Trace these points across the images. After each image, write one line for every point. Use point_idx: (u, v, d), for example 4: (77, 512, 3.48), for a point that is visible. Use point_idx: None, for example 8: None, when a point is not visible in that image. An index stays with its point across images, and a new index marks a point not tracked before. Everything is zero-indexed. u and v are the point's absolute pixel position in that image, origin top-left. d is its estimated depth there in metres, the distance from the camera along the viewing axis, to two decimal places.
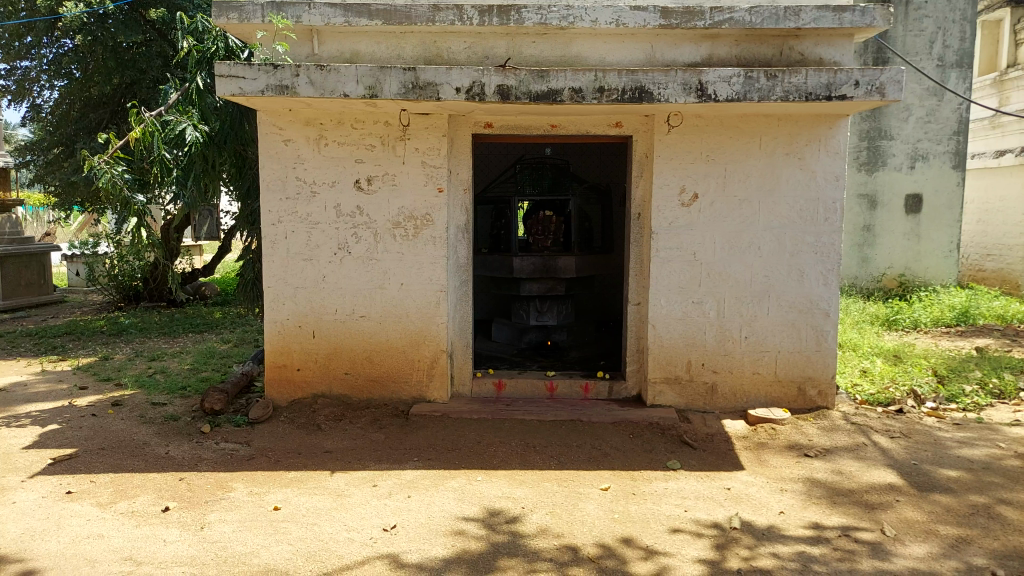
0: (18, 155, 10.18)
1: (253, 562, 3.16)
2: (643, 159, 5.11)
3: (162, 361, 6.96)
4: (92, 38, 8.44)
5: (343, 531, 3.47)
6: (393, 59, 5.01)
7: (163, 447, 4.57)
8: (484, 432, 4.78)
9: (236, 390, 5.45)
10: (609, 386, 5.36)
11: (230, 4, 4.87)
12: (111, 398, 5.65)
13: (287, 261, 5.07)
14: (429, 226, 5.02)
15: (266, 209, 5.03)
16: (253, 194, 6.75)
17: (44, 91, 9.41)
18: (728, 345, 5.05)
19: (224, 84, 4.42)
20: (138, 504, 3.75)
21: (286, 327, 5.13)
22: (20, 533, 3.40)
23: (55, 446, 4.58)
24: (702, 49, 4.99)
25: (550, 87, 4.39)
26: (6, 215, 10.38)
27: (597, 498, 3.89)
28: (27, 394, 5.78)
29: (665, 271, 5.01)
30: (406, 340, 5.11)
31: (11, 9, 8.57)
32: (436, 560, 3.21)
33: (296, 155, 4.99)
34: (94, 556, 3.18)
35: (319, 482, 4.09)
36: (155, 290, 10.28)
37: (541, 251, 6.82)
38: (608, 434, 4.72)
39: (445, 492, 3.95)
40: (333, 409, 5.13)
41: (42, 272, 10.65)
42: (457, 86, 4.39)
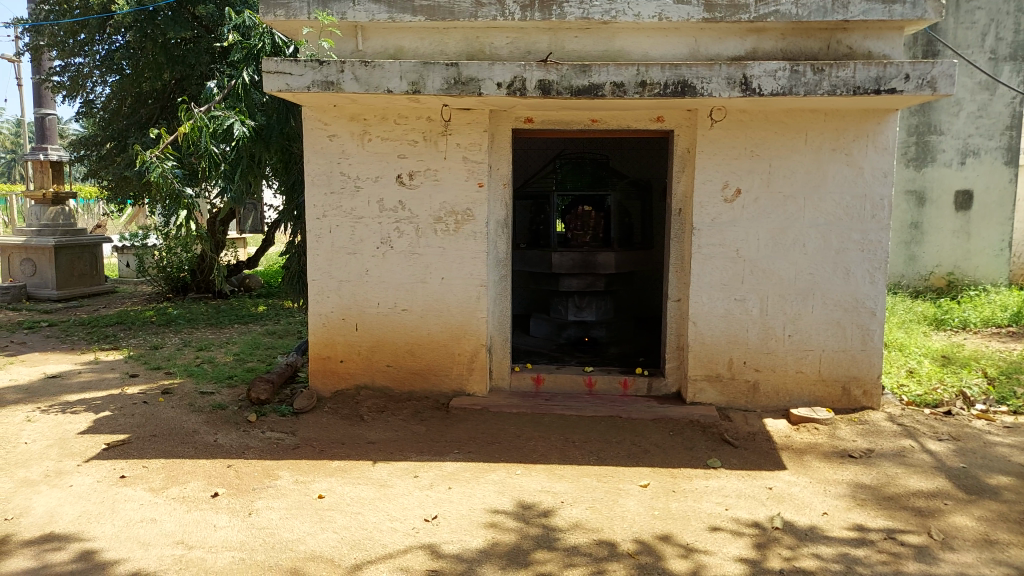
0: (72, 150, 10.51)
1: (299, 549, 3.23)
2: (686, 154, 5.07)
3: (209, 351, 7.15)
4: (142, 34, 8.64)
5: (386, 521, 3.53)
6: (435, 55, 5.04)
7: (211, 435, 4.70)
8: (523, 427, 4.81)
9: (281, 380, 5.57)
10: (648, 382, 5.33)
11: (278, 1, 4.97)
12: (161, 387, 5.82)
13: (331, 255, 5.15)
14: (469, 221, 5.05)
15: (311, 203, 5.12)
16: (298, 188, 6.88)
17: (96, 87, 9.72)
18: (771, 343, 4.98)
19: (272, 81, 4.49)
20: (188, 490, 3.86)
21: (330, 320, 5.21)
22: (77, 515, 3.53)
23: (108, 432, 4.74)
24: (747, 43, 4.92)
25: (592, 82, 4.37)
26: (60, 208, 10.77)
27: (637, 494, 3.88)
28: (81, 382, 5.98)
29: (708, 268, 4.96)
30: (447, 333, 5.16)
31: (66, 8, 8.99)
32: (474, 551, 3.24)
33: (340, 151, 5.06)
34: (147, 540, 3.29)
35: (362, 472, 4.16)
36: (202, 282, 10.52)
37: (580, 246, 6.81)
38: (648, 431, 4.70)
39: (485, 484, 3.98)
40: (375, 401, 5.21)
41: (95, 263, 10.98)
42: (499, 81, 4.41)
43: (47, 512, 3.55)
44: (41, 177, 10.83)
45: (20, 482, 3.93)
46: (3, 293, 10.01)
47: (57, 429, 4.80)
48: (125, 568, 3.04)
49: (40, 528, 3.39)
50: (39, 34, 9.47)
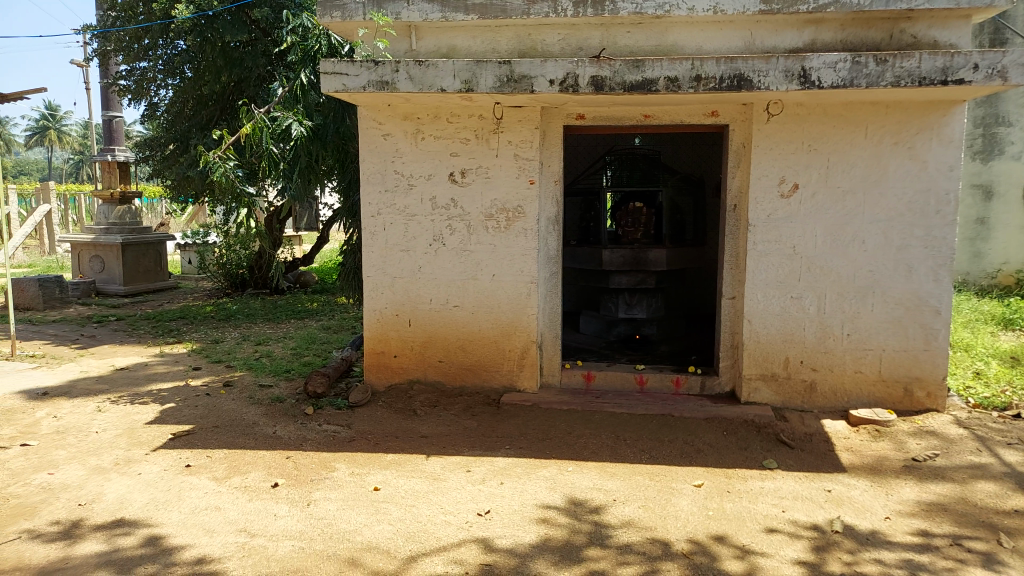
0: (137, 151, 10.89)
1: (356, 540, 3.30)
2: (741, 149, 4.98)
3: (267, 345, 7.36)
4: (201, 38, 8.87)
5: (440, 514, 3.58)
6: (487, 53, 5.06)
7: (271, 427, 4.84)
8: (574, 423, 4.80)
9: (337, 374, 5.71)
10: (701, 381, 5.26)
11: (334, 3, 5.08)
12: (223, 379, 6.03)
13: (385, 252, 5.24)
14: (520, 219, 5.07)
15: (366, 201, 5.22)
16: (353, 187, 7.01)
17: (159, 90, 10.08)
18: (829, 342, 4.87)
19: (329, 81, 4.59)
20: (250, 480, 3.99)
21: (383, 315, 5.31)
22: (146, 502, 3.68)
23: (174, 422, 4.92)
24: (805, 35, 4.80)
25: (645, 77, 4.33)
26: (126, 207, 11.21)
27: (691, 494, 3.84)
28: (148, 374, 6.22)
29: (763, 265, 4.87)
30: (498, 330, 5.19)
31: (131, 14, 9.44)
32: (525, 545, 3.26)
33: (394, 149, 5.14)
34: (212, 527, 3.41)
35: (415, 465, 4.23)
36: (260, 278, 10.81)
37: (631, 243, 6.74)
38: (701, 430, 4.64)
39: (537, 480, 4.00)
40: (427, 395, 5.29)
41: (159, 260, 11.40)
42: (551, 78, 4.40)
43: (118, 499, 3.70)
44: (109, 177, 11.28)
45: (92, 469, 4.10)
46: (74, 288, 10.44)
47: (126, 419, 5.01)
48: (191, 553, 3.15)
49: (111, 513, 3.54)
50: (106, 39, 9.87)
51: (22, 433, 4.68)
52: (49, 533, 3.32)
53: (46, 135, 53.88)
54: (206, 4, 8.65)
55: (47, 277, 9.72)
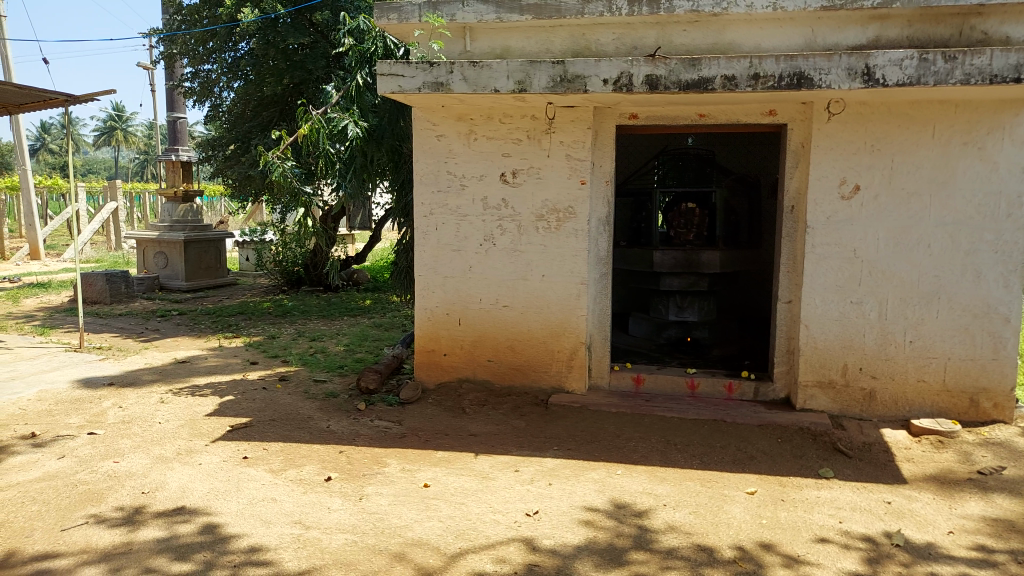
0: (200, 151, 11.25)
1: (406, 535, 3.34)
2: (799, 149, 4.86)
3: (321, 341, 7.52)
4: (265, 41, 9.26)
5: (489, 513, 3.59)
6: (542, 54, 5.07)
7: (325, 422, 4.95)
8: (624, 426, 4.77)
9: (388, 371, 5.82)
10: (755, 387, 5.15)
11: (390, 5, 5.16)
12: (279, 373, 6.19)
13: (437, 252, 5.29)
14: (571, 219, 5.05)
15: (419, 202, 5.28)
16: (407, 186, 7.11)
17: (223, 92, 10.43)
18: (890, 349, 4.71)
19: (385, 83, 4.66)
20: (304, 473, 4.08)
21: (434, 314, 5.36)
22: (206, 491, 3.80)
23: (233, 415, 5.07)
24: (869, 31, 4.66)
25: (701, 75, 4.26)
26: (188, 205, 11.58)
27: (743, 501, 3.77)
28: (208, 367, 6.43)
29: (822, 268, 4.75)
30: (547, 330, 5.18)
31: (196, 18, 9.84)
32: (572, 547, 3.25)
33: (447, 150, 5.18)
34: (267, 518, 3.50)
35: (465, 463, 4.26)
36: (315, 276, 11.06)
37: (683, 244, 6.63)
38: (754, 436, 4.55)
39: (585, 482, 3.98)
40: (477, 394, 5.34)
41: (219, 256, 11.76)
42: (604, 78, 4.38)
43: (179, 488, 3.83)
44: (173, 176, 11.69)
45: (155, 459, 4.26)
46: (140, 284, 10.81)
47: (187, 410, 5.18)
48: (247, 542, 3.24)
49: (173, 501, 3.67)
50: (172, 43, 10.26)
51: (91, 422, 4.89)
52: (113, 519, 3.46)
53: (114, 134, 56.18)
54: (270, 9, 9.04)
55: (115, 272, 10.08)
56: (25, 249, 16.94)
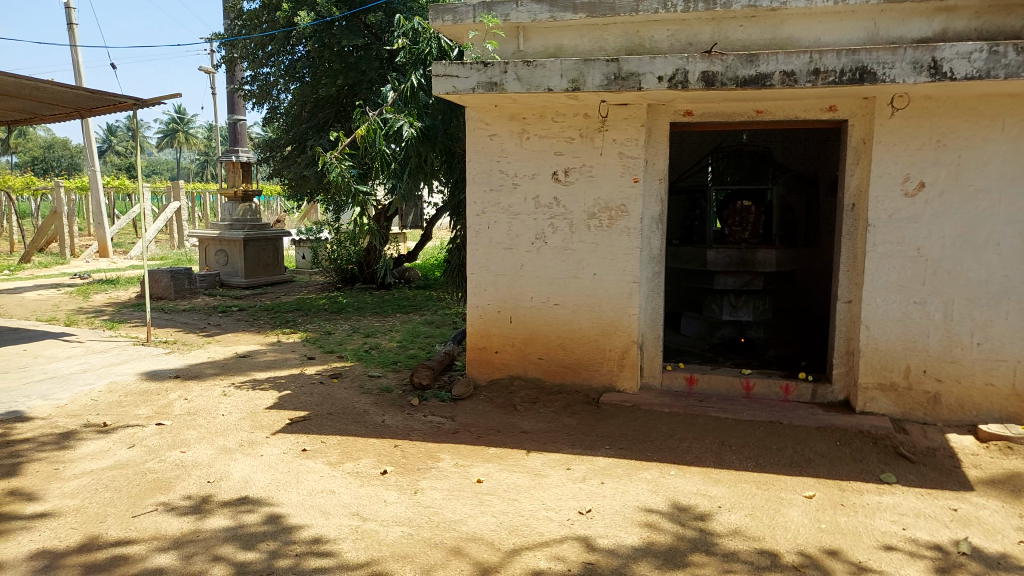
0: (259, 151, 11.58)
1: (461, 530, 3.39)
2: (860, 145, 4.74)
3: (375, 337, 7.67)
4: (321, 44, 9.47)
5: (542, 510, 3.62)
6: (595, 51, 5.06)
7: (380, 416, 5.06)
8: (676, 426, 4.72)
9: (441, 367, 5.93)
10: (812, 389, 5.04)
11: (445, 7, 5.23)
12: (335, 368, 6.35)
13: (489, 251, 5.34)
14: (624, 217, 5.02)
15: (472, 201, 5.34)
16: (460, 185, 7.19)
17: (280, 95, 10.73)
18: (956, 351, 4.55)
19: (440, 84, 4.73)
20: (361, 466, 4.17)
21: (486, 312, 5.42)
22: (267, 482, 3.92)
23: (291, 408, 5.22)
24: (935, 24, 4.52)
25: (759, 71, 4.18)
26: (246, 205, 11.86)
27: (801, 505, 3.70)
28: (267, 362, 6.61)
29: (883, 268, 4.62)
30: (599, 329, 5.17)
31: (256, 23, 10.15)
32: (627, 547, 3.24)
33: (500, 149, 5.22)
34: (327, 509, 3.59)
35: (517, 460, 4.29)
36: (368, 273, 11.28)
37: (737, 243, 6.53)
38: (811, 439, 4.45)
39: (638, 482, 3.97)
40: (528, 392, 5.37)
41: (277, 254, 12.08)
42: (660, 75, 4.33)
43: (242, 478, 3.96)
44: (233, 176, 12.05)
45: (220, 449, 4.41)
46: (201, 280, 11.19)
47: (249, 403, 5.35)
48: (308, 533, 3.33)
49: (237, 491, 3.80)
50: (232, 47, 10.60)
51: (158, 413, 5.10)
52: (181, 507, 3.60)
53: (175, 136, 58.16)
54: (327, 12, 9.26)
55: (179, 269, 10.47)
56: (94, 248, 17.69)
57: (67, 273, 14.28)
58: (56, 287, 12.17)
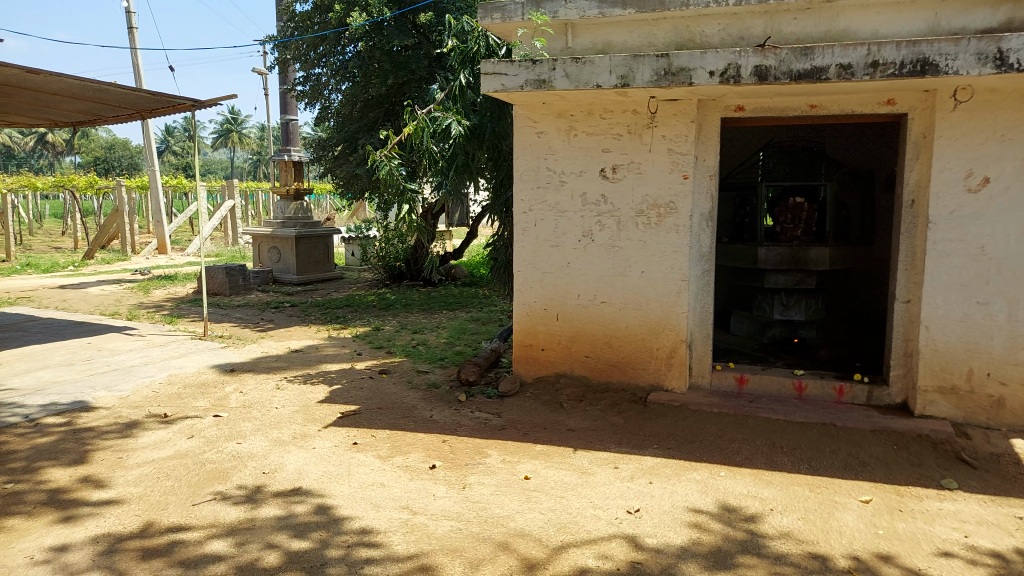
0: (310, 150, 11.84)
1: (509, 525, 3.41)
2: (920, 140, 4.59)
3: (423, 333, 7.77)
4: (371, 44, 9.60)
5: (590, 508, 3.61)
6: (645, 47, 5.01)
7: (428, 411, 5.13)
8: (725, 427, 4.66)
9: (487, 363, 5.98)
10: (868, 391, 4.91)
11: (494, 5, 5.26)
12: (384, 364, 6.45)
13: (536, 248, 5.35)
14: (672, 215, 4.97)
15: (519, 198, 5.36)
16: (507, 183, 7.22)
17: (331, 94, 10.95)
18: (1021, 353, 4.38)
19: (489, 82, 4.76)
20: (410, 460, 4.24)
21: (533, 309, 5.43)
22: (320, 474, 4.01)
23: (342, 402, 5.33)
24: (1001, 13, 4.34)
25: (815, 65, 4.09)
26: (298, 203, 12.14)
27: (856, 509, 3.61)
28: (319, 356, 6.76)
29: (943, 267, 4.47)
30: (646, 327, 5.13)
31: (308, 24, 10.35)
32: (675, 546, 3.22)
33: (547, 146, 5.23)
34: (378, 502, 3.65)
35: (564, 457, 4.30)
36: (415, 270, 11.42)
37: (789, 240, 6.39)
38: (866, 441, 4.34)
39: (687, 482, 3.93)
40: (574, 389, 5.37)
41: (327, 251, 12.33)
42: (711, 70, 4.27)
43: (296, 470, 4.06)
44: (285, 175, 12.34)
45: (274, 441, 4.53)
46: (255, 276, 11.50)
47: (301, 396, 5.48)
48: (360, 524, 3.40)
49: (290, 482, 3.89)
50: (285, 48, 10.84)
51: (215, 405, 5.26)
52: (238, 497, 3.71)
53: (229, 136, 59.76)
54: (377, 12, 9.38)
55: (233, 266, 10.77)
56: (154, 244, 18.32)
57: (129, 270, 14.80)
58: (119, 282, 12.65)
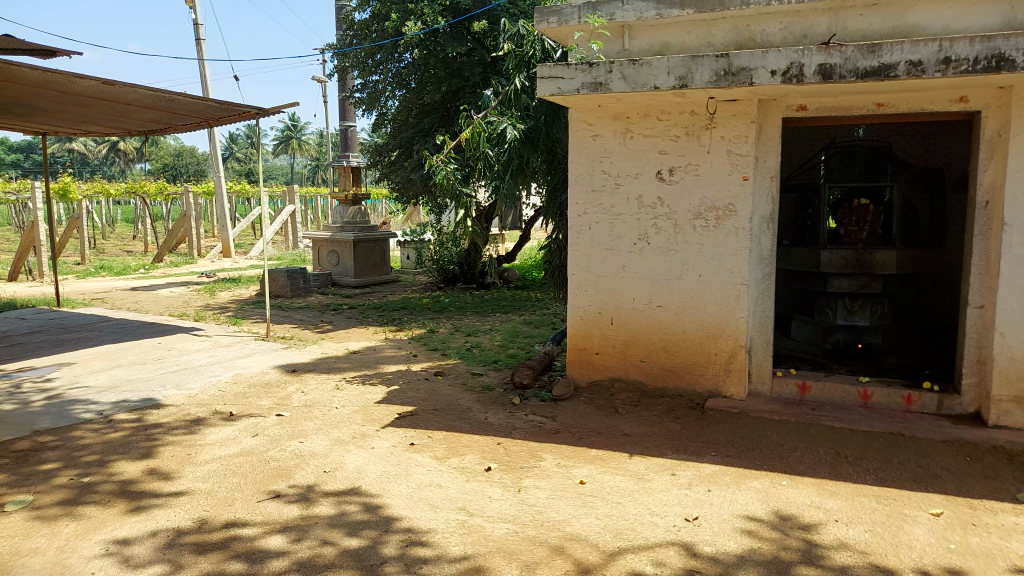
0: (367, 156, 12.07)
1: (564, 529, 3.40)
2: (995, 138, 4.39)
3: (477, 336, 7.83)
4: (426, 51, 9.74)
5: (647, 514, 3.57)
6: (703, 47, 4.94)
7: (483, 414, 5.16)
8: (787, 435, 4.54)
9: (540, 367, 5.98)
10: (938, 400, 4.71)
11: (550, 9, 5.26)
12: (439, 366, 6.53)
13: (590, 252, 5.33)
14: (731, 217, 4.88)
15: (574, 201, 5.35)
16: (561, 187, 7.22)
17: (388, 101, 11.14)
18: None
19: (545, 86, 4.77)
20: (466, 461, 4.27)
21: (587, 313, 5.41)
22: (378, 474, 4.08)
23: (399, 402, 5.41)
24: None
25: (882, 62, 3.96)
26: (356, 207, 12.39)
27: (927, 522, 3.47)
28: (376, 358, 6.88)
29: (1020, 270, 4.27)
30: (704, 333, 5.05)
31: (366, 33, 10.57)
32: (734, 555, 3.15)
33: (603, 150, 5.20)
34: (435, 503, 3.69)
35: (620, 463, 4.26)
36: (469, 274, 11.52)
37: (853, 243, 6.20)
38: (937, 453, 4.17)
39: (747, 491, 3.85)
40: (630, 394, 5.32)
41: (384, 255, 12.54)
42: (772, 69, 4.18)
43: (355, 469, 4.14)
44: (344, 180, 12.61)
45: (334, 441, 4.63)
46: (315, 279, 11.79)
47: (360, 397, 5.59)
48: (417, 524, 3.44)
49: (350, 481, 3.97)
50: (345, 56, 11.09)
51: (278, 404, 5.40)
52: (299, 494, 3.80)
53: (289, 143, 61.41)
54: (432, 20, 9.51)
55: (294, 269, 11.07)
56: (219, 249, 18.97)
57: (195, 273, 15.34)
58: (186, 284, 13.14)
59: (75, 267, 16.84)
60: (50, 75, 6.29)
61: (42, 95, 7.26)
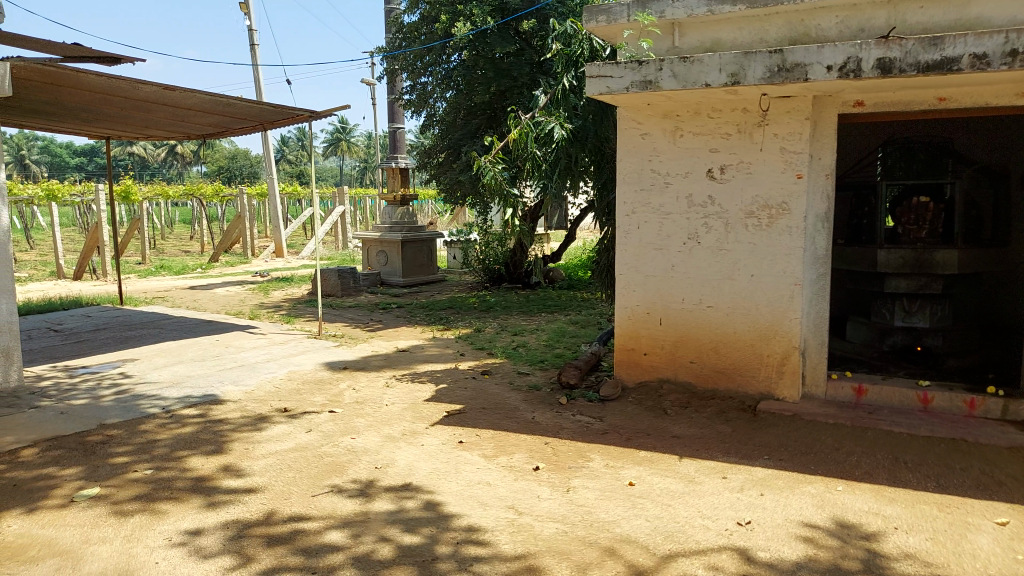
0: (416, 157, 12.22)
1: (615, 530, 3.39)
2: None
3: (523, 335, 7.86)
4: (475, 52, 9.80)
5: (698, 517, 3.53)
6: (755, 44, 4.87)
7: (530, 413, 5.17)
8: (842, 439, 4.43)
9: (587, 366, 5.97)
10: (1003, 405, 4.53)
11: (599, 8, 5.22)
12: (486, 364, 6.58)
13: (638, 251, 5.29)
14: (785, 216, 4.79)
15: (622, 201, 5.32)
16: (609, 187, 7.18)
17: (437, 102, 11.26)
18: None
19: (595, 84, 4.75)
20: (515, 460, 4.29)
21: (636, 312, 5.37)
22: (428, 471, 4.13)
23: (447, 400, 5.47)
24: None
25: (945, 55, 3.82)
26: (404, 208, 12.55)
27: (992, 532, 3.34)
28: (424, 356, 6.97)
29: None
30: (756, 333, 4.97)
31: (414, 35, 10.68)
32: (790, 562, 3.10)
33: (652, 148, 5.16)
34: (485, 501, 3.72)
35: (669, 465, 4.22)
36: (514, 273, 11.59)
37: (912, 242, 6.02)
38: (1002, 460, 4.01)
39: (802, 495, 3.77)
40: (679, 395, 5.27)
41: (431, 254, 12.69)
42: (829, 64, 4.09)
43: (406, 465, 4.20)
44: (392, 181, 12.79)
45: (385, 437, 4.70)
46: (364, 279, 11.99)
47: (409, 394, 5.67)
48: (468, 521, 3.48)
49: (401, 478, 4.03)
50: (394, 59, 11.24)
51: (330, 400, 5.52)
52: (353, 489, 3.88)
53: (338, 144, 62.51)
54: (481, 20, 9.57)
55: (345, 268, 11.28)
56: (272, 249, 19.45)
57: (249, 272, 15.76)
58: (241, 284, 13.51)
59: (136, 266, 17.46)
60: (115, 81, 6.53)
61: (107, 101, 7.55)
